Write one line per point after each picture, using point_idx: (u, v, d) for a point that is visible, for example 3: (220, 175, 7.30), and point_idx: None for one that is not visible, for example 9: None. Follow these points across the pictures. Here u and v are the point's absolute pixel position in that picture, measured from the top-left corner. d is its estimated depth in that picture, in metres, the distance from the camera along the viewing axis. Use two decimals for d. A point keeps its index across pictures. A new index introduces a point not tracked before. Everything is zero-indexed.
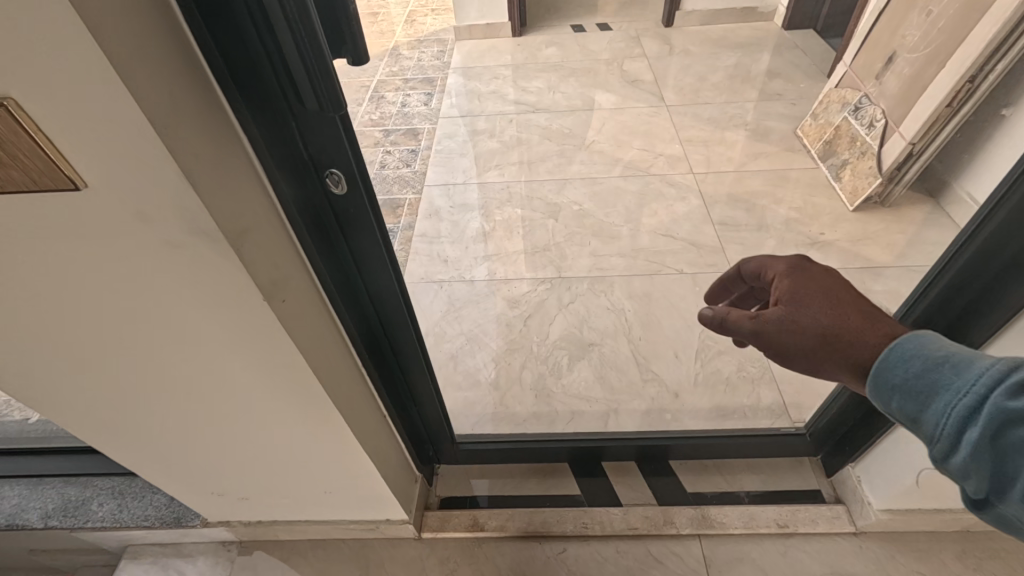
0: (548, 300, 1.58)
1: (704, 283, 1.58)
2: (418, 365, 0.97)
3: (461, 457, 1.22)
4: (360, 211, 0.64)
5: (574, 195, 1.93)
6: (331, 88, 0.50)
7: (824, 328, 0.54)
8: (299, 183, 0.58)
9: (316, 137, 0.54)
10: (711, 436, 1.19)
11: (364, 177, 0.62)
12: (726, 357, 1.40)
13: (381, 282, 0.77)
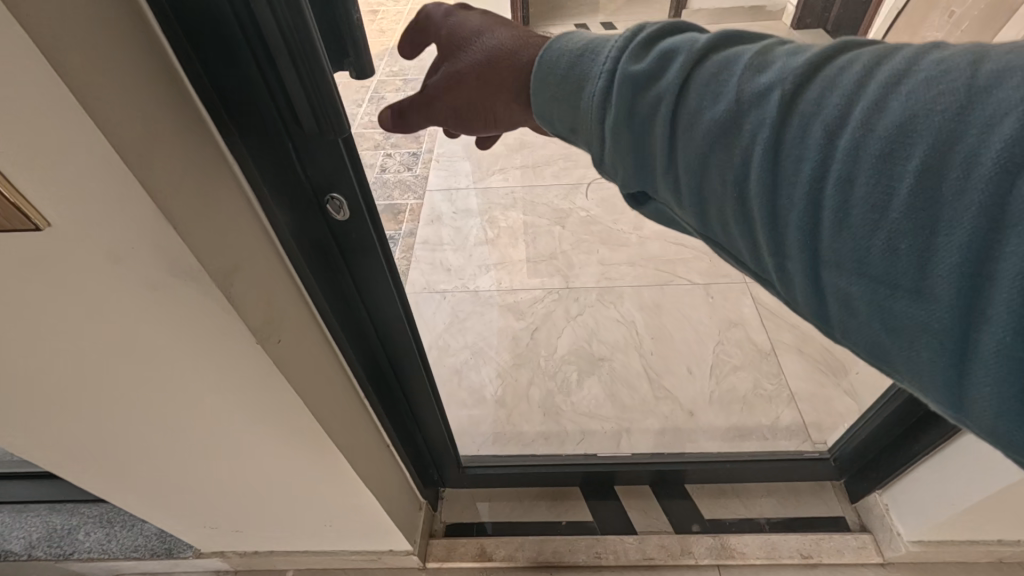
0: (556, 312, 1.52)
1: (717, 294, 1.53)
2: (423, 393, 0.92)
3: (468, 482, 1.17)
4: (364, 237, 0.59)
5: (580, 201, 1.87)
6: (334, 112, 0.44)
7: (477, 67, 0.47)
8: (297, 212, 0.53)
9: (315, 162, 0.49)
10: (728, 460, 1.15)
11: (367, 201, 0.56)
12: (742, 373, 1.35)
13: (385, 312, 0.72)
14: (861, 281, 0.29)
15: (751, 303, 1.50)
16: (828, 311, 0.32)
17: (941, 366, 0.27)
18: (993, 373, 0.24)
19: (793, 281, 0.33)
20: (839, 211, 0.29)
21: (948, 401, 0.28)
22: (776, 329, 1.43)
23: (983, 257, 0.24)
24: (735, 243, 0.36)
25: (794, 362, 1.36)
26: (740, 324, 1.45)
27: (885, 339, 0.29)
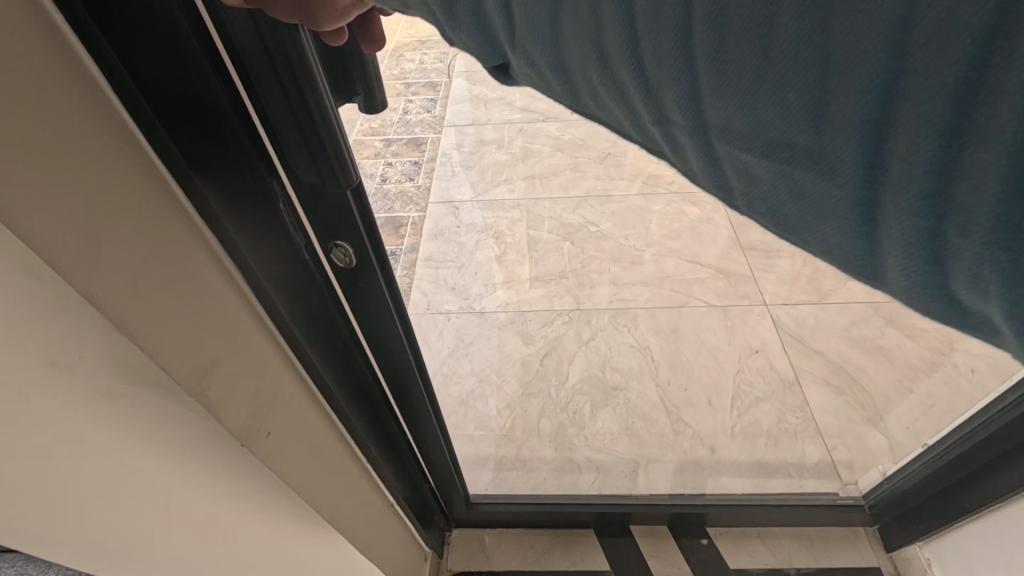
0: (567, 335, 1.45)
1: (737, 318, 1.45)
2: (431, 440, 0.87)
3: (478, 518, 1.14)
4: (373, 287, 0.54)
5: (590, 215, 1.79)
6: (339, 150, 0.42)
7: None
8: (298, 276, 0.48)
9: (319, 211, 0.46)
10: (747, 499, 1.12)
11: (377, 248, 0.52)
12: (765, 405, 1.28)
13: (390, 365, 0.67)
14: (752, 147, 0.25)
15: (772, 328, 1.43)
16: (719, 183, 0.29)
17: (836, 223, 0.24)
18: (900, 224, 0.22)
19: (685, 153, 0.29)
20: (717, 73, 0.24)
21: (837, 253, 0.26)
22: (800, 357, 1.36)
23: (879, 123, 0.21)
24: (621, 119, 0.32)
25: (820, 395, 1.30)
26: (761, 351, 1.38)
27: (776, 205, 0.27)
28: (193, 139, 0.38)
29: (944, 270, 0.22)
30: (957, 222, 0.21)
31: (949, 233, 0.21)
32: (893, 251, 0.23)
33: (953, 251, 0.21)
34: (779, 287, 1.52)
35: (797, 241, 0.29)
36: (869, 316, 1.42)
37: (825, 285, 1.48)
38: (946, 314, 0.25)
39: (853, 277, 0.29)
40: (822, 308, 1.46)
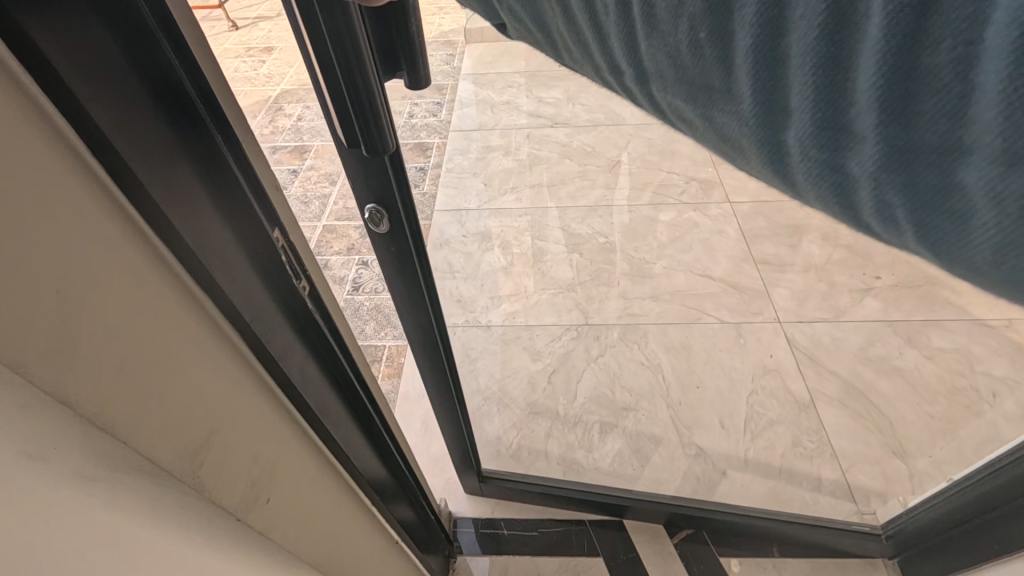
0: (575, 352, 1.42)
1: (750, 336, 1.42)
2: (441, 396, 1.00)
3: (490, 491, 1.19)
4: (402, 244, 0.72)
5: (598, 225, 1.76)
6: (380, 122, 0.54)
7: None
8: (305, 324, 0.44)
9: (365, 177, 0.62)
10: (764, 517, 1.11)
11: (404, 209, 0.68)
12: (779, 428, 1.25)
13: (409, 311, 0.83)
14: (700, 97, 0.37)
15: (786, 346, 1.39)
16: (682, 117, 0.42)
17: (762, 153, 0.37)
18: (800, 155, 0.34)
19: (653, 97, 0.42)
20: (665, 47, 0.36)
21: (769, 173, 0.39)
22: (815, 377, 1.32)
23: (775, 84, 0.32)
24: (589, 69, 0.47)
25: (835, 417, 1.26)
26: (775, 371, 1.34)
27: (722, 138, 0.40)
28: (194, 175, 0.32)
29: (836, 187, 0.34)
30: (848, 151, 0.32)
31: (831, 156, 0.33)
32: (800, 172, 0.35)
33: (847, 171, 0.33)
34: (793, 304, 1.49)
35: (741, 162, 0.41)
36: (886, 336, 1.39)
37: (841, 302, 1.48)
38: (847, 216, 0.36)
39: (791, 194, 0.41)
40: (837, 326, 1.42)
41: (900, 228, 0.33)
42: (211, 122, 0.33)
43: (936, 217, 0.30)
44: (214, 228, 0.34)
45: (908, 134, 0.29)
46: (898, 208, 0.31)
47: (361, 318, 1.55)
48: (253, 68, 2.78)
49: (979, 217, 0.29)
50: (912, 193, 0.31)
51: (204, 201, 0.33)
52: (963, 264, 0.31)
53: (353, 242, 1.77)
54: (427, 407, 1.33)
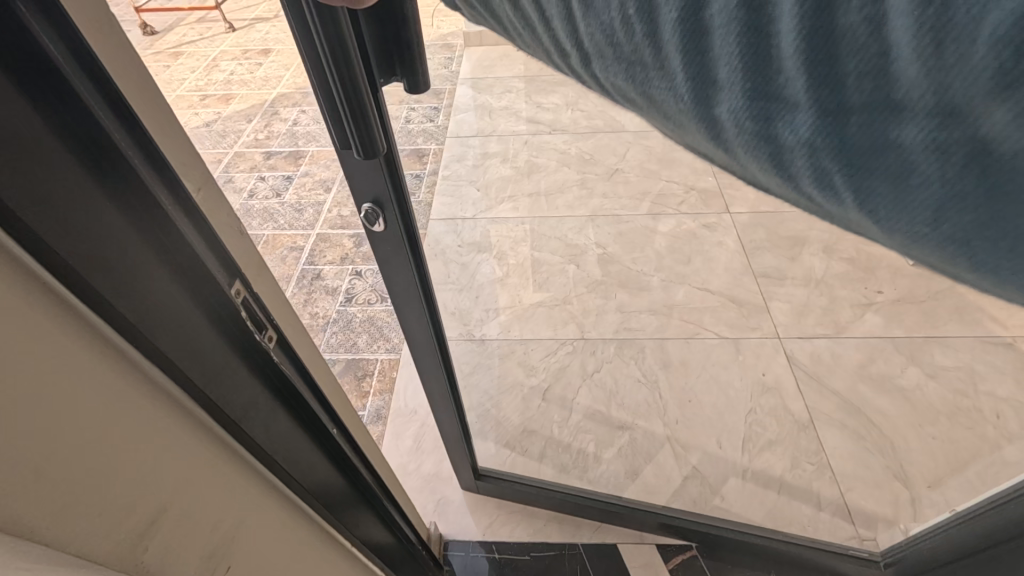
0: (571, 367, 1.39)
1: (749, 353, 1.39)
2: (440, 393, 0.99)
3: (485, 490, 1.18)
4: (397, 245, 0.71)
5: (596, 236, 1.73)
6: (375, 124, 0.52)
7: None
8: (274, 377, 0.42)
9: (360, 176, 0.61)
10: (763, 537, 1.08)
11: (400, 209, 0.67)
12: (777, 450, 1.23)
13: (410, 309, 0.83)
14: (637, 78, 0.39)
15: (786, 363, 1.37)
16: (628, 95, 0.44)
17: (702, 128, 0.39)
18: (734, 130, 0.37)
19: (598, 80, 0.44)
20: (608, 32, 0.38)
21: (706, 145, 0.42)
22: (814, 396, 1.30)
23: (706, 60, 0.34)
24: (538, 51, 0.48)
25: (836, 439, 1.23)
26: (774, 389, 1.32)
27: (666, 116, 0.42)
28: (133, 230, 0.30)
29: (775, 157, 0.36)
30: (780, 120, 0.34)
31: (763, 126, 0.35)
32: (740, 144, 0.37)
33: (779, 140, 0.35)
34: (793, 319, 1.46)
35: (684, 135, 0.44)
36: (888, 354, 1.36)
37: (843, 318, 1.45)
38: (782, 182, 0.39)
39: (734, 167, 0.43)
40: (838, 343, 1.40)
41: (841, 193, 0.36)
42: (148, 166, 0.30)
43: (869, 175, 0.34)
44: (160, 287, 0.32)
45: (836, 97, 0.32)
46: (836, 170, 0.34)
47: (353, 330, 1.52)
48: (251, 70, 2.76)
49: (914, 173, 0.32)
50: (847, 155, 0.34)
51: (148, 256, 0.31)
52: (891, 218, 0.35)
53: (346, 251, 1.75)
54: (418, 424, 1.30)
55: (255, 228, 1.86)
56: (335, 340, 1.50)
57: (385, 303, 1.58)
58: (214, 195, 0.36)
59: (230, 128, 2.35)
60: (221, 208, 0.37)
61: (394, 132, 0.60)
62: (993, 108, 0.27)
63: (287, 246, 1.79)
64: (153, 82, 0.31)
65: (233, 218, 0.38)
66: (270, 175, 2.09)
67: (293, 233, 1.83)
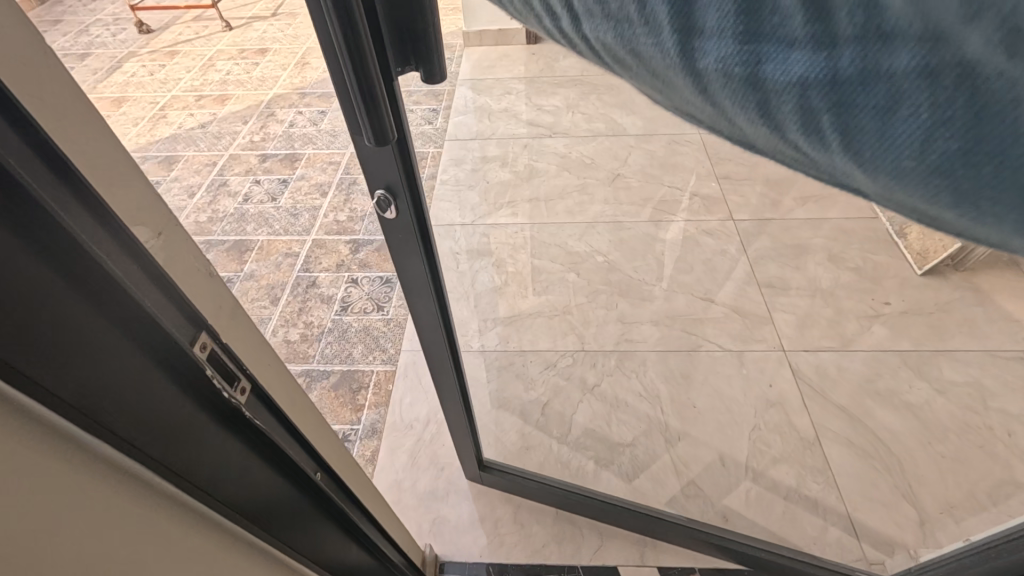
0: (571, 380, 1.37)
1: (753, 366, 1.36)
2: (448, 387, 0.98)
3: (489, 480, 1.17)
4: (406, 236, 0.70)
5: (597, 243, 1.70)
6: (386, 114, 0.51)
7: None
8: (241, 429, 0.42)
9: (372, 162, 0.59)
10: (769, 550, 1.05)
11: (414, 202, 0.66)
12: (782, 468, 1.20)
13: (420, 301, 0.81)
14: (615, 28, 0.34)
15: (791, 378, 1.33)
16: (608, 56, 0.39)
17: (682, 81, 0.34)
18: (719, 77, 0.32)
19: (576, 38, 0.39)
20: None
21: (691, 100, 0.37)
22: (820, 412, 1.27)
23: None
24: (526, 17, 0.43)
25: (843, 457, 1.20)
26: (779, 405, 1.29)
27: (649, 75, 0.37)
28: (76, 293, 0.29)
29: (759, 104, 0.32)
30: (770, 62, 0.29)
31: (749, 70, 0.30)
32: (722, 92, 0.33)
33: (767, 85, 0.30)
34: (798, 331, 1.43)
35: (670, 95, 0.39)
36: (895, 368, 1.33)
37: (849, 330, 1.42)
38: (773, 136, 0.34)
39: (718, 123, 0.39)
40: (844, 356, 1.36)
41: (827, 139, 0.31)
42: (84, 214, 0.29)
43: (864, 115, 0.29)
44: (104, 349, 0.31)
45: (822, 27, 0.27)
46: (823, 113, 0.30)
47: (349, 340, 1.49)
48: (247, 70, 2.72)
49: (904, 108, 0.27)
50: (835, 97, 0.29)
51: (92, 316, 0.30)
52: (888, 165, 0.30)
53: (343, 258, 1.71)
54: (414, 439, 1.27)
55: (250, 233, 1.82)
56: (330, 351, 1.47)
57: (381, 312, 1.55)
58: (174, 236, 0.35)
59: (225, 129, 2.31)
60: (181, 252, 0.35)
61: (408, 121, 0.59)
62: (990, 20, 0.23)
63: (282, 251, 1.75)
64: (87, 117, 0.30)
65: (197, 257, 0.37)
66: (265, 178, 2.05)
67: (288, 238, 1.79)
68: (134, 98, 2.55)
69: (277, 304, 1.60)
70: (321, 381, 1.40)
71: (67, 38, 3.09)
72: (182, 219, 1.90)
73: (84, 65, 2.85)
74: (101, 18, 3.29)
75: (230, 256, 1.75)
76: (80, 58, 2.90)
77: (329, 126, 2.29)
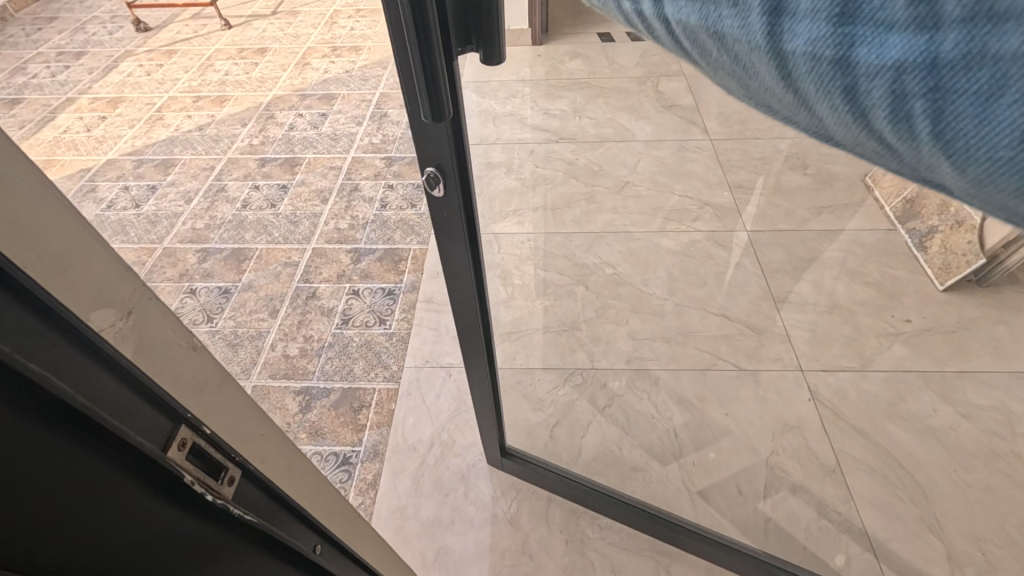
0: (580, 402, 1.32)
1: (769, 387, 1.31)
2: (480, 376, 1.00)
3: (510, 468, 1.18)
4: (453, 217, 0.73)
5: (606, 255, 1.64)
6: (443, 89, 0.56)
7: None
8: (239, 529, 0.32)
9: (426, 140, 0.64)
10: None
11: (461, 185, 0.69)
12: (801, 497, 1.16)
13: (461, 288, 0.84)
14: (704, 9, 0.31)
15: (808, 400, 1.29)
16: (690, 47, 0.36)
17: (764, 68, 0.30)
18: (800, 59, 0.27)
19: (660, 27, 0.36)
20: None
21: (775, 93, 0.32)
22: (839, 437, 1.22)
23: None
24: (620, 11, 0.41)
25: (865, 486, 1.15)
26: (797, 429, 1.24)
27: (730, 64, 0.33)
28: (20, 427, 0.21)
29: (844, 91, 0.26)
30: (861, 39, 0.24)
31: (835, 49, 0.25)
32: (803, 79, 0.28)
33: (854, 65, 0.25)
34: (815, 350, 1.38)
35: (754, 89, 0.34)
36: (917, 390, 1.28)
37: (868, 349, 1.37)
38: (860, 133, 0.28)
39: (799, 116, 0.33)
40: (863, 377, 1.31)
41: (919, 134, 0.25)
42: (43, 325, 0.22)
43: (965, 103, 0.22)
44: (66, 486, 0.23)
45: None
46: (915, 99, 0.24)
47: (350, 355, 1.44)
48: (246, 70, 2.66)
49: (1017, 89, 0.21)
50: (936, 81, 0.23)
51: (60, 453, 0.22)
52: (993, 169, 0.23)
53: (343, 268, 1.66)
54: (418, 462, 1.22)
55: (248, 241, 1.77)
56: (330, 367, 1.42)
57: (383, 326, 1.50)
58: (143, 318, 0.28)
59: (223, 132, 2.26)
60: (149, 330, 0.28)
61: (463, 102, 0.63)
62: None
63: (281, 261, 1.70)
64: (15, 188, 0.23)
65: (173, 333, 0.30)
66: (264, 183, 2.00)
67: (288, 246, 1.74)
68: (130, 99, 2.50)
69: (276, 316, 1.54)
70: (321, 400, 1.35)
71: (63, 36, 3.03)
72: (179, 226, 1.85)
73: (80, 63, 2.79)
74: (98, 15, 3.23)
75: (228, 265, 1.70)
76: (76, 57, 2.84)
77: (330, 130, 2.23)
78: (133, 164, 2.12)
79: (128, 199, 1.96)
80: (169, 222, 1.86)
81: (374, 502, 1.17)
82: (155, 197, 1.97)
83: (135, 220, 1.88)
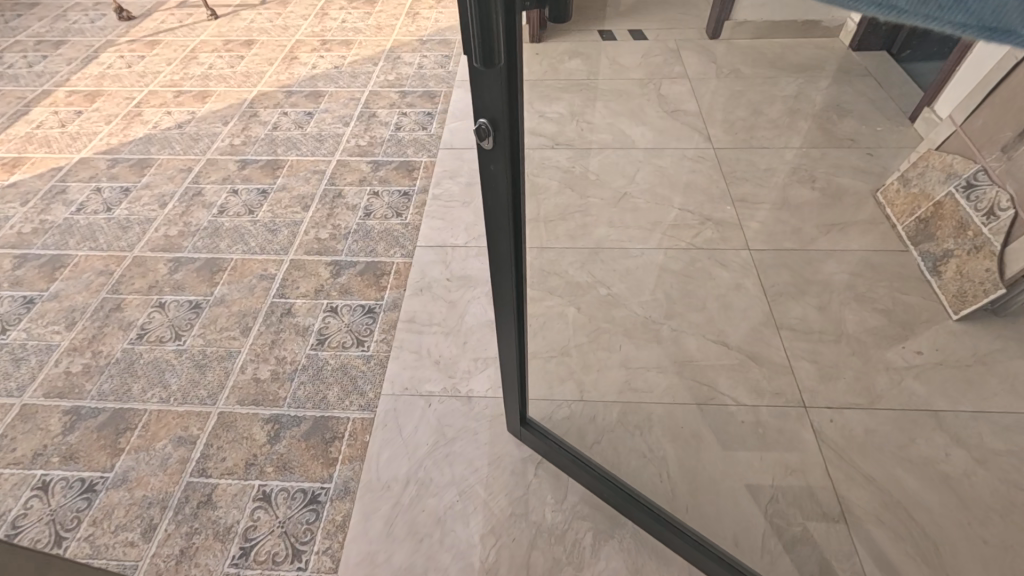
0: (571, 435, 1.23)
1: (771, 426, 1.22)
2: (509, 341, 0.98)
3: (525, 438, 1.20)
4: (498, 173, 0.70)
5: (600, 273, 1.55)
6: (498, 30, 0.55)
7: None
8: None
9: (481, 87, 0.62)
10: None
11: (512, 140, 0.67)
12: (802, 549, 1.08)
13: (505, 254, 0.83)
14: None
15: (812, 441, 1.20)
16: None
17: None
18: None
19: None
20: None
21: None
22: (844, 482, 1.14)
23: None
24: None
25: (871, 538, 1.07)
26: (799, 472, 1.16)
27: None
28: None
29: None
30: None
31: None
32: None
33: None
34: (821, 384, 1.29)
35: None
36: (929, 431, 1.19)
37: (877, 386, 1.28)
38: None
39: None
40: (871, 416, 1.22)
41: None
42: None
43: None
44: None
45: None
46: None
47: (323, 381, 1.35)
48: (231, 64, 2.55)
49: None
50: None
51: None
52: None
53: (321, 282, 1.57)
54: (392, 501, 1.14)
55: (222, 251, 1.67)
56: (302, 394, 1.32)
57: (361, 348, 1.41)
58: None
59: (203, 130, 2.15)
60: None
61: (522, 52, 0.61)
62: None
63: (257, 273, 1.61)
64: None
65: None
66: (243, 187, 1.90)
67: (264, 257, 1.65)
68: (108, 94, 2.38)
69: (248, 335, 1.45)
70: (290, 430, 1.26)
71: (44, 24, 2.91)
72: (152, 231, 1.76)
73: (59, 53, 2.67)
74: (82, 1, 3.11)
75: (200, 277, 1.60)
76: (55, 47, 2.72)
77: (315, 129, 2.13)
78: (107, 163, 2.03)
79: (100, 202, 1.86)
80: (142, 228, 1.77)
81: (341, 547, 1.09)
82: (128, 200, 1.87)
83: (105, 225, 1.78)
